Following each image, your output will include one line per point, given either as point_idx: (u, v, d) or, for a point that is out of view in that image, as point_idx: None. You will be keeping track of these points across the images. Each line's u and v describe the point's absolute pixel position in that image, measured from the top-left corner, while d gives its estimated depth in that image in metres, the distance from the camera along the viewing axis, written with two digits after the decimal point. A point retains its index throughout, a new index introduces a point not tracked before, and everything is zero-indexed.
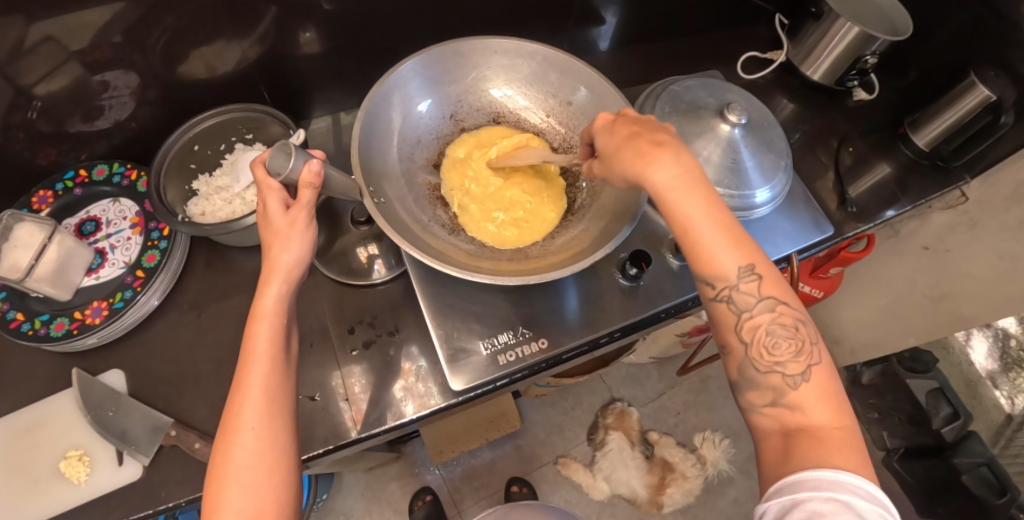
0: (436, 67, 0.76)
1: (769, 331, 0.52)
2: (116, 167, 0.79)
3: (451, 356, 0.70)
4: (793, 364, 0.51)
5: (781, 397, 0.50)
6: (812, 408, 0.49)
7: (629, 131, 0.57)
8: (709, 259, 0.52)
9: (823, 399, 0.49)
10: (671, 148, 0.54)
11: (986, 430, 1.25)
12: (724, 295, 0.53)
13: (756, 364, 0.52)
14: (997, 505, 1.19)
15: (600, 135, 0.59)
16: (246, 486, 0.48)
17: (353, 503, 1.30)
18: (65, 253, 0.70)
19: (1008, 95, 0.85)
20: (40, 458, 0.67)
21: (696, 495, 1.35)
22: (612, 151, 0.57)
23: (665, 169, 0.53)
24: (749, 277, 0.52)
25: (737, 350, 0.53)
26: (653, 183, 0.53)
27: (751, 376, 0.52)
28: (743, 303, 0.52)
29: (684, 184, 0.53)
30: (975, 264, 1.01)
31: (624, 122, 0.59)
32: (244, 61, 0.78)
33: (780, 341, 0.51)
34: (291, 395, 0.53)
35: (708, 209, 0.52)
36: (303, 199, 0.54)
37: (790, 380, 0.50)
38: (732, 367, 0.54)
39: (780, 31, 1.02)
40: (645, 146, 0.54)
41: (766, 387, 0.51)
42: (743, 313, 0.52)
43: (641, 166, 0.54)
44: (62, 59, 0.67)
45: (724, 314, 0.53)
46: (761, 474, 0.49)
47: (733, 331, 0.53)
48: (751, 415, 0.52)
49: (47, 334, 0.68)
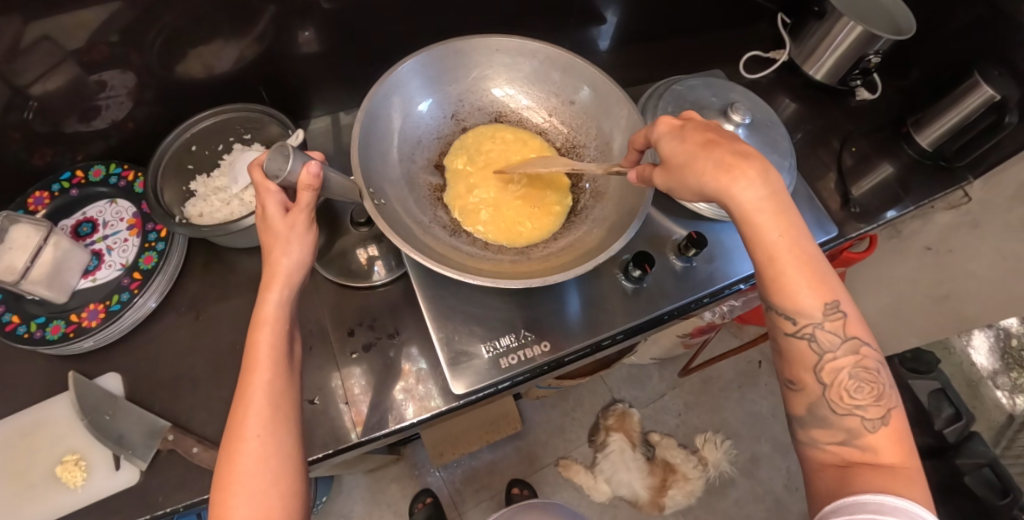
0: (437, 67, 0.75)
1: (850, 374, 0.51)
2: (113, 167, 0.78)
3: (452, 359, 0.69)
4: (872, 408, 0.51)
5: (854, 438, 0.50)
6: (885, 451, 0.49)
7: (703, 139, 0.55)
8: (790, 290, 0.52)
9: (894, 444, 0.49)
10: (756, 163, 0.53)
11: (987, 430, 1.29)
12: (806, 331, 0.52)
13: (833, 405, 0.51)
14: (997, 506, 1.20)
15: (665, 140, 0.57)
16: (251, 493, 0.48)
17: (353, 505, 1.29)
18: (61, 255, 0.69)
19: (1011, 95, 0.84)
20: (36, 463, 0.67)
21: (697, 496, 1.34)
22: (685, 161, 0.54)
23: (751, 188, 0.52)
24: (833, 314, 0.52)
25: (811, 388, 0.52)
26: (738, 203, 0.52)
27: (823, 415, 0.51)
28: (826, 341, 0.52)
29: (769, 207, 0.52)
30: (978, 264, 1.01)
31: (693, 129, 0.56)
32: (242, 60, 0.78)
33: (861, 385, 0.51)
34: (295, 400, 0.53)
35: (799, 239, 0.52)
36: (303, 202, 0.53)
37: (868, 424, 0.50)
38: (800, 404, 0.53)
39: (782, 30, 1.01)
40: (729, 159, 0.52)
41: (839, 428, 0.51)
42: (825, 352, 0.52)
43: (726, 182, 0.52)
44: (58, 58, 0.66)
45: (803, 351, 0.52)
46: (815, 500, 0.50)
47: (813, 370, 0.52)
48: (811, 448, 0.53)
49: (43, 337, 0.67)
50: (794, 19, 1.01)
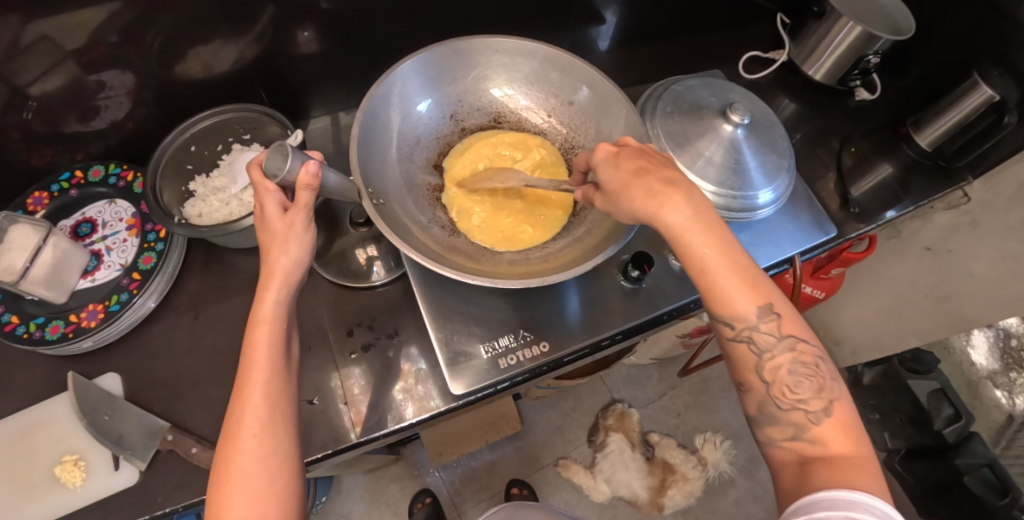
0: (436, 67, 0.75)
1: (790, 370, 0.52)
2: (112, 167, 0.78)
3: (451, 360, 0.69)
4: (815, 401, 0.51)
5: (803, 432, 0.50)
6: (833, 441, 0.49)
7: (635, 165, 0.56)
8: (727, 300, 0.53)
9: (841, 433, 0.49)
10: (682, 189, 0.54)
11: (986, 431, 1.27)
12: (744, 334, 0.52)
13: (778, 402, 0.51)
14: (997, 507, 1.19)
15: (601, 167, 0.58)
16: (250, 493, 0.48)
17: (352, 506, 1.29)
18: (60, 255, 0.69)
19: (1010, 96, 0.84)
20: (35, 464, 0.67)
21: (697, 496, 1.34)
22: (618, 188, 0.55)
23: (677, 210, 0.53)
24: (768, 316, 0.52)
25: (757, 388, 0.53)
26: (668, 225, 0.53)
27: (772, 413, 0.52)
28: (763, 342, 0.52)
29: (696, 226, 0.53)
30: (978, 264, 1.01)
31: (628, 154, 0.57)
32: (242, 60, 0.78)
33: (802, 380, 0.51)
34: (293, 399, 0.53)
35: (727, 250, 0.53)
36: (301, 202, 0.53)
37: (812, 417, 0.50)
38: (751, 403, 0.53)
39: (781, 30, 1.01)
40: (656, 186, 0.54)
41: (788, 424, 0.50)
42: (765, 352, 0.52)
43: (655, 206, 0.53)
44: (57, 59, 0.66)
45: (744, 354, 0.53)
46: (780, 499, 0.49)
47: (755, 371, 0.52)
48: (769, 447, 0.52)
49: (42, 337, 0.67)
50: (794, 19, 1.01)
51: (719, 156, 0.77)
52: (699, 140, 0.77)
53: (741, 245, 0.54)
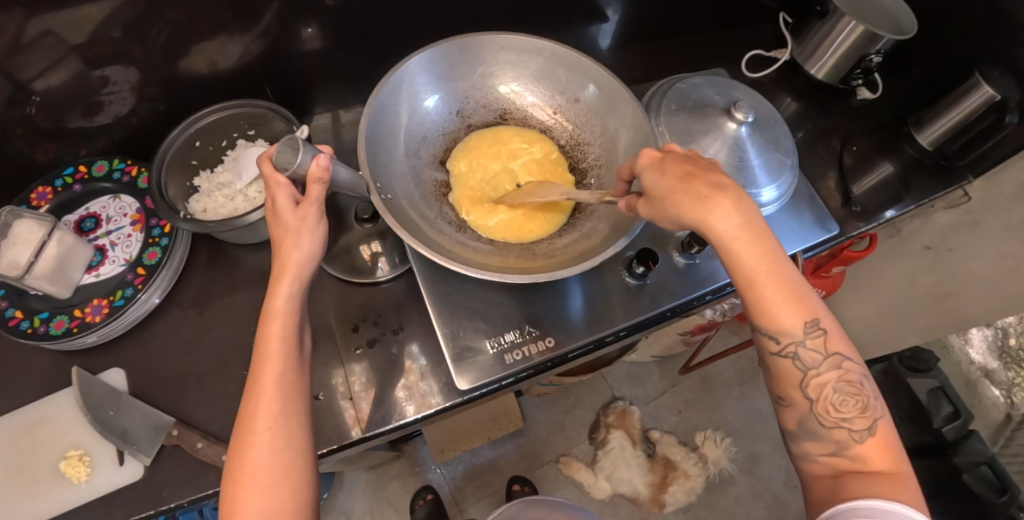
0: (444, 63, 0.75)
1: (835, 388, 0.52)
2: (116, 163, 0.78)
3: (456, 355, 0.69)
4: (858, 419, 0.51)
5: (845, 449, 0.51)
6: (875, 460, 0.50)
7: (682, 171, 0.54)
8: (775, 315, 0.53)
9: (882, 452, 0.50)
10: (732, 194, 0.53)
11: (985, 429, 1.29)
12: (789, 350, 0.52)
13: (820, 418, 0.52)
14: (996, 504, 1.19)
15: (646, 172, 0.56)
16: (264, 486, 0.48)
17: (355, 503, 1.30)
18: (64, 250, 0.69)
19: (1011, 95, 0.85)
20: (39, 458, 0.67)
21: (697, 493, 1.35)
22: (664, 193, 0.54)
23: (726, 218, 0.52)
24: (815, 332, 0.52)
25: (800, 404, 0.53)
26: (716, 233, 0.53)
27: (813, 429, 0.52)
28: (809, 358, 0.52)
29: (745, 235, 0.53)
30: (979, 263, 1.02)
31: (672, 160, 0.56)
32: (245, 56, 0.78)
33: (846, 398, 0.52)
34: (304, 392, 0.53)
35: (774, 262, 0.52)
36: (312, 195, 0.53)
37: (855, 435, 0.51)
38: (790, 418, 0.54)
39: (783, 30, 1.02)
40: (705, 191, 0.53)
41: (828, 440, 0.51)
42: (809, 369, 0.52)
43: (703, 213, 0.52)
44: (61, 54, 0.66)
45: (788, 369, 0.53)
46: (811, 508, 0.51)
47: (799, 387, 0.53)
48: (805, 462, 0.53)
49: (46, 333, 0.67)
50: (795, 18, 1.01)
51: (723, 153, 0.77)
52: (702, 138, 0.78)
53: (789, 258, 0.53)
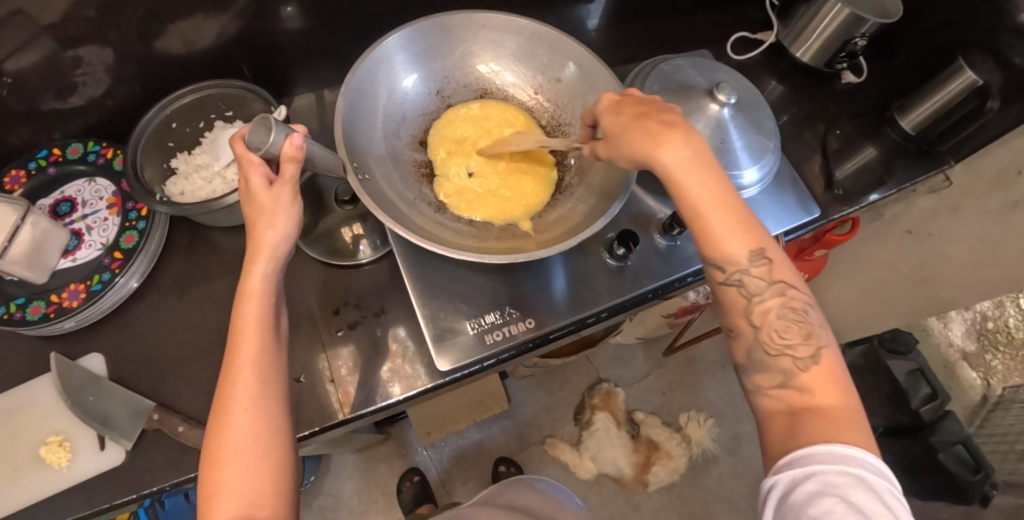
0: (423, 42, 0.74)
1: (778, 315, 0.52)
2: (91, 145, 0.77)
3: (437, 336, 0.70)
4: (802, 348, 0.51)
5: (790, 380, 0.50)
6: (820, 391, 0.49)
7: (635, 111, 0.56)
8: (719, 241, 0.53)
9: (828, 382, 0.50)
10: (681, 129, 0.54)
11: (961, 410, 1.39)
12: (734, 278, 0.53)
13: (766, 347, 0.52)
14: (970, 482, 1.23)
15: (604, 116, 0.59)
16: (242, 467, 0.48)
17: (342, 485, 1.31)
18: (39, 235, 0.68)
19: (993, 80, 0.85)
20: (20, 444, 0.66)
21: (680, 473, 1.38)
22: (620, 131, 0.56)
23: (674, 149, 0.53)
24: (759, 261, 0.52)
25: (745, 332, 0.53)
26: (664, 164, 0.53)
27: (760, 360, 0.52)
28: (754, 287, 0.53)
29: (693, 165, 0.53)
30: (957, 247, 1.04)
31: (629, 102, 0.58)
32: (223, 35, 0.76)
33: (790, 325, 0.52)
34: (282, 373, 0.53)
35: (720, 190, 0.53)
36: (287, 175, 0.53)
37: (800, 364, 0.50)
38: (740, 351, 0.54)
39: (770, 11, 1.01)
40: (656, 127, 0.54)
41: (775, 370, 0.51)
42: (754, 297, 0.53)
43: (652, 146, 0.53)
44: (32, 34, 0.64)
45: (734, 298, 0.53)
46: (767, 453, 0.50)
47: (744, 315, 0.53)
48: (757, 396, 0.53)
49: (23, 318, 0.67)
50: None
51: (705, 136, 0.77)
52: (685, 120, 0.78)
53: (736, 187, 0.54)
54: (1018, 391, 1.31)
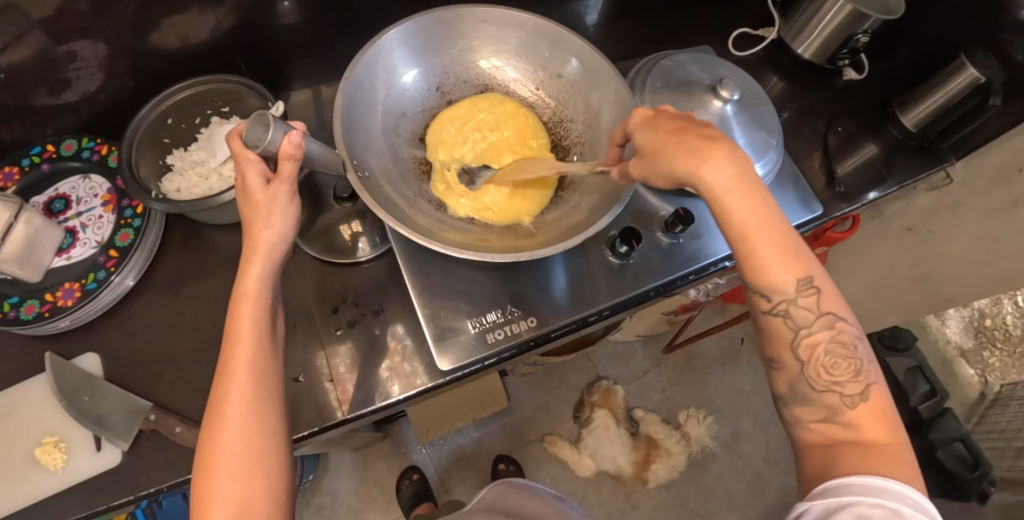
0: (422, 37, 0.73)
1: (827, 350, 0.51)
2: (85, 141, 0.75)
3: (438, 335, 0.69)
4: (850, 384, 0.51)
5: (836, 415, 0.50)
6: (868, 427, 0.49)
7: (674, 126, 0.54)
8: (765, 269, 0.51)
9: (877, 420, 0.49)
10: (724, 145, 0.51)
11: (959, 407, 1.38)
12: (781, 308, 0.52)
13: (811, 381, 0.51)
14: (970, 479, 1.24)
15: (639, 131, 0.57)
16: (235, 472, 0.47)
17: (340, 484, 1.30)
18: (33, 233, 0.66)
19: (995, 77, 0.84)
20: (13, 446, 0.66)
21: (680, 470, 1.38)
22: (656, 148, 0.54)
23: (719, 169, 0.51)
24: (807, 290, 0.51)
25: (790, 365, 0.52)
26: (709, 185, 0.51)
27: (803, 393, 0.52)
28: (801, 318, 0.51)
29: (739, 187, 0.51)
30: (956, 244, 1.05)
31: (665, 119, 0.56)
32: (219, 30, 0.75)
33: (839, 361, 0.51)
34: (277, 376, 0.52)
35: (766, 212, 0.51)
36: (285, 173, 0.52)
37: (847, 400, 0.50)
38: (781, 381, 0.53)
39: (772, 7, 1.00)
40: (697, 144, 0.51)
41: (821, 405, 0.51)
42: (801, 328, 0.52)
43: (695, 164, 0.51)
44: (24, 28, 0.63)
45: (778, 327, 0.52)
46: (804, 481, 0.50)
47: (789, 347, 0.52)
48: (797, 428, 0.53)
49: (17, 318, 0.66)
50: None
51: None
52: (687, 116, 0.77)
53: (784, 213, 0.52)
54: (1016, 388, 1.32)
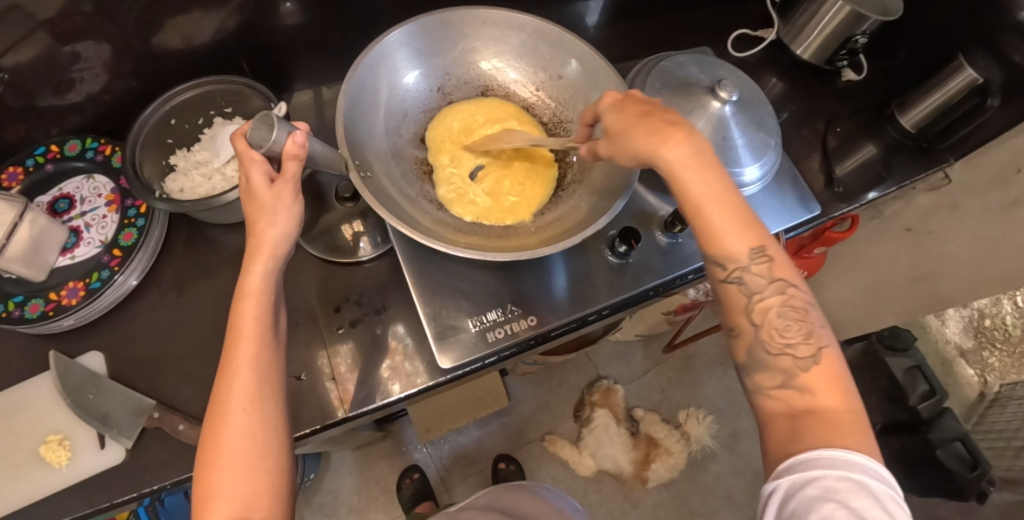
0: (424, 38, 0.74)
1: (780, 314, 0.52)
2: (89, 142, 0.76)
3: (439, 334, 0.69)
4: (803, 347, 0.51)
5: (791, 379, 0.50)
6: (821, 391, 0.49)
7: (640, 110, 0.56)
8: (720, 239, 0.53)
9: (829, 383, 0.49)
10: (683, 128, 0.54)
11: (959, 406, 1.40)
12: (735, 276, 0.53)
13: (767, 346, 0.52)
14: (969, 479, 1.22)
15: (607, 113, 0.59)
16: (238, 469, 0.48)
17: (341, 483, 1.31)
18: (37, 232, 0.67)
19: (994, 78, 0.85)
20: (18, 443, 0.66)
21: (680, 469, 1.38)
22: (623, 130, 0.56)
23: (677, 147, 0.53)
24: (760, 258, 0.52)
25: (747, 332, 0.53)
26: (667, 162, 0.53)
27: (760, 358, 0.52)
28: (755, 284, 0.52)
29: (695, 163, 0.53)
30: (955, 244, 1.06)
31: (633, 102, 0.58)
32: (221, 31, 0.75)
33: (790, 324, 0.52)
34: (280, 373, 0.53)
35: (720, 185, 0.52)
36: (289, 172, 0.52)
37: (801, 363, 0.51)
38: (741, 350, 0.54)
39: (771, 9, 1.01)
40: (658, 125, 0.54)
41: (776, 370, 0.51)
42: (755, 294, 0.53)
43: (656, 143, 0.53)
44: (29, 29, 0.64)
45: (733, 295, 0.53)
46: (767, 454, 0.50)
47: (744, 312, 0.53)
48: (757, 396, 0.53)
49: (21, 316, 0.66)
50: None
51: (706, 133, 0.77)
52: (687, 117, 0.78)
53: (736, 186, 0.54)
54: (1016, 388, 1.33)
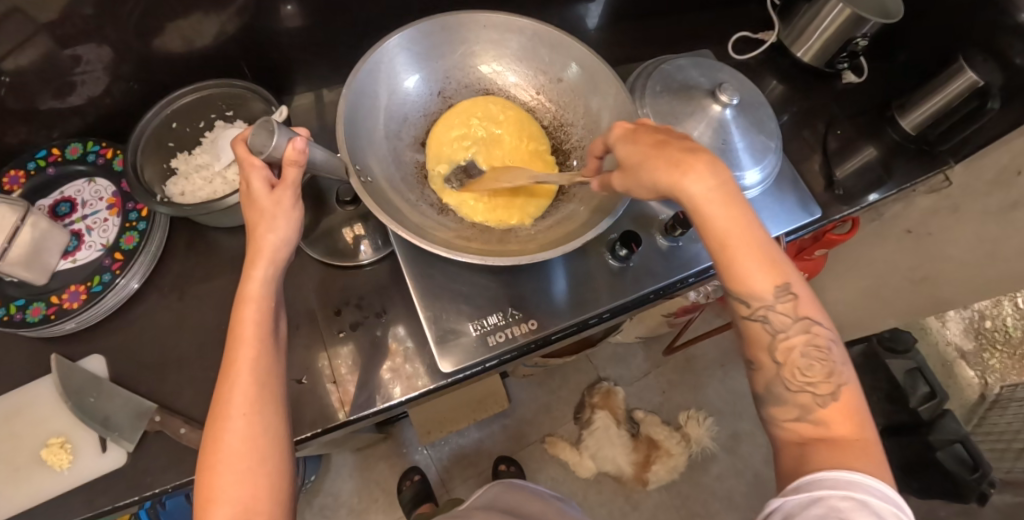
0: (424, 42, 0.74)
1: (802, 353, 0.52)
2: (90, 145, 0.76)
3: (439, 337, 0.70)
4: (822, 385, 0.51)
5: (808, 414, 0.50)
6: (837, 423, 0.49)
7: (655, 140, 0.55)
8: (744, 276, 0.52)
9: (845, 417, 0.50)
10: (705, 157, 0.53)
11: (959, 407, 1.39)
12: (759, 314, 0.53)
13: (787, 382, 0.52)
14: (969, 481, 1.23)
15: (619, 144, 0.57)
16: (238, 473, 0.48)
17: (342, 484, 1.31)
18: (39, 236, 0.67)
19: (994, 80, 0.84)
20: (20, 446, 0.66)
21: (680, 471, 1.38)
22: (639, 161, 0.54)
23: (700, 180, 0.52)
24: (784, 296, 0.52)
25: (767, 367, 0.53)
26: (689, 196, 0.52)
27: (778, 393, 0.52)
28: (779, 322, 0.52)
29: (719, 197, 0.52)
30: (955, 246, 1.05)
31: (644, 132, 0.57)
32: (222, 34, 0.75)
33: (813, 363, 0.51)
34: (280, 378, 0.53)
35: (744, 221, 0.52)
36: (289, 179, 0.52)
37: (820, 400, 0.50)
38: (759, 382, 0.54)
39: (771, 11, 1.01)
40: (677, 155, 0.52)
41: (794, 405, 0.51)
42: (778, 332, 0.52)
43: (677, 177, 0.52)
44: (30, 32, 0.64)
45: (757, 332, 0.53)
46: (778, 479, 0.51)
47: (766, 350, 0.53)
48: (773, 427, 0.53)
49: (23, 319, 0.66)
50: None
51: (706, 136, 0.77)
52: (687, 120, 0.78)
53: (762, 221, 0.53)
54: (1016, 390, 1.29)
